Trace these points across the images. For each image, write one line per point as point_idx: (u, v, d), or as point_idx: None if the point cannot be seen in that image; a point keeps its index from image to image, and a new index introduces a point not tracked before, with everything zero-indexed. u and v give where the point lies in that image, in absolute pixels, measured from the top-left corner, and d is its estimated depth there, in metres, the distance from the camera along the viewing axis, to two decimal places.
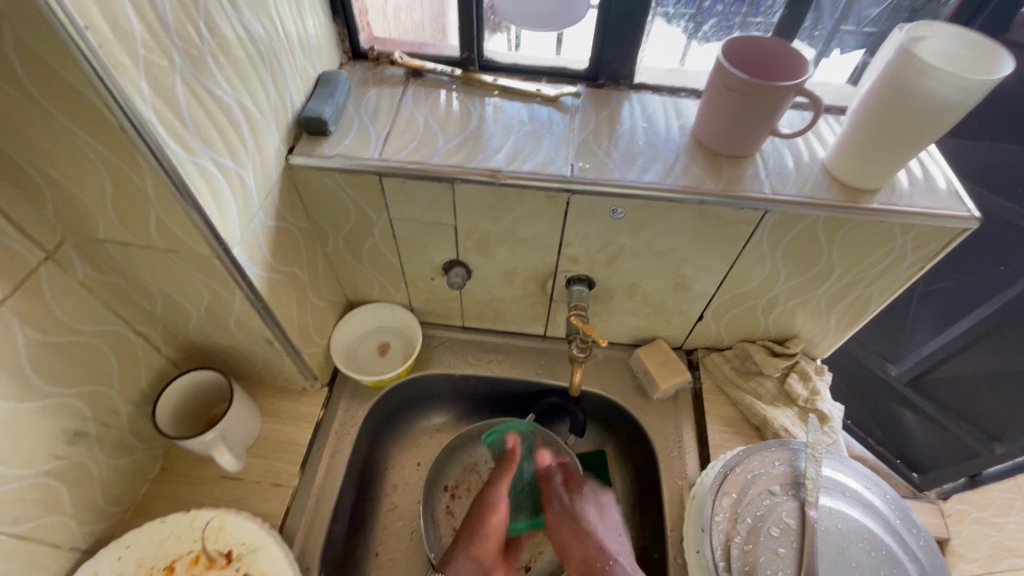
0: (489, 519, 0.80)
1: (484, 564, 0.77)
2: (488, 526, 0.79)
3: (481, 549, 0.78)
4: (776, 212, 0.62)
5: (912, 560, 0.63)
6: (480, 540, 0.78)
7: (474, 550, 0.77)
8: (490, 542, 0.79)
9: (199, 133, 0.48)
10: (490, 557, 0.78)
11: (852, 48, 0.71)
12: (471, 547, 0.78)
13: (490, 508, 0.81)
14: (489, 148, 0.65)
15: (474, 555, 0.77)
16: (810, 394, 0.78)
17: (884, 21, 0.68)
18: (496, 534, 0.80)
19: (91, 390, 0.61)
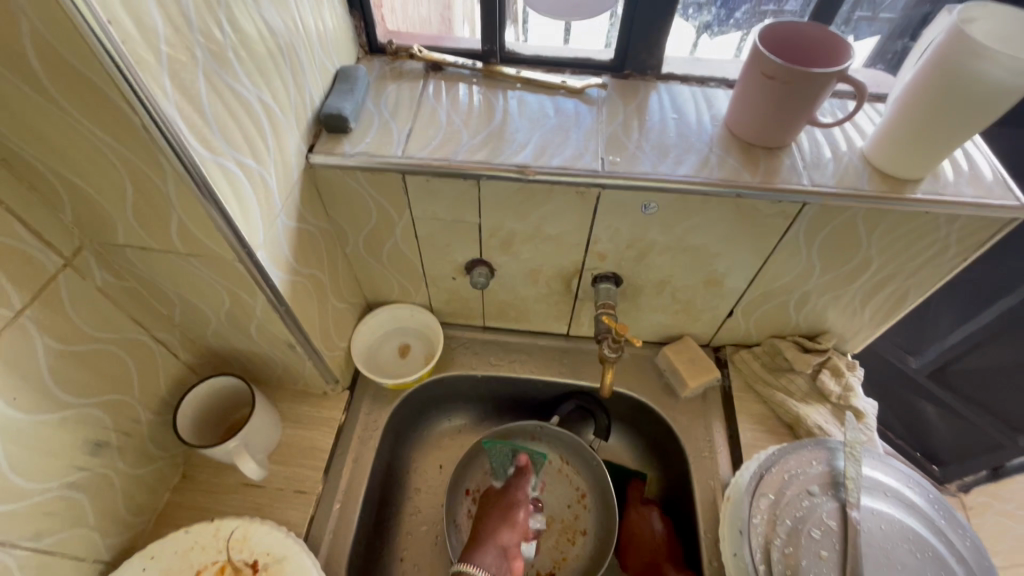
0: (515, 513, 0.77)
1: (507, 556, 0.73)
2: (513, 520, 0.76)
3: (507, 540, 0.74)
4: (816, 205, 0.60)
5: (960, 562, 0.61)
6: (509, 530, 0.75)
7: (501, 542, 0.74)
8: (516, 534, 0.75)
9: (221, 131, 0.46)
10: (513, 551, 0.74)
11: (866, 35, 0.69)
12: (497, 535, 0.74)
13: (515, 504, 0.78)
14: (515, 143, 0.63)
15: (500, 547, 0.73)
16: (843, 390, 0.76)
17: (900, 9, 0.66)
18: (521, 531, 0.76)
19: (112, 399, 0.59)
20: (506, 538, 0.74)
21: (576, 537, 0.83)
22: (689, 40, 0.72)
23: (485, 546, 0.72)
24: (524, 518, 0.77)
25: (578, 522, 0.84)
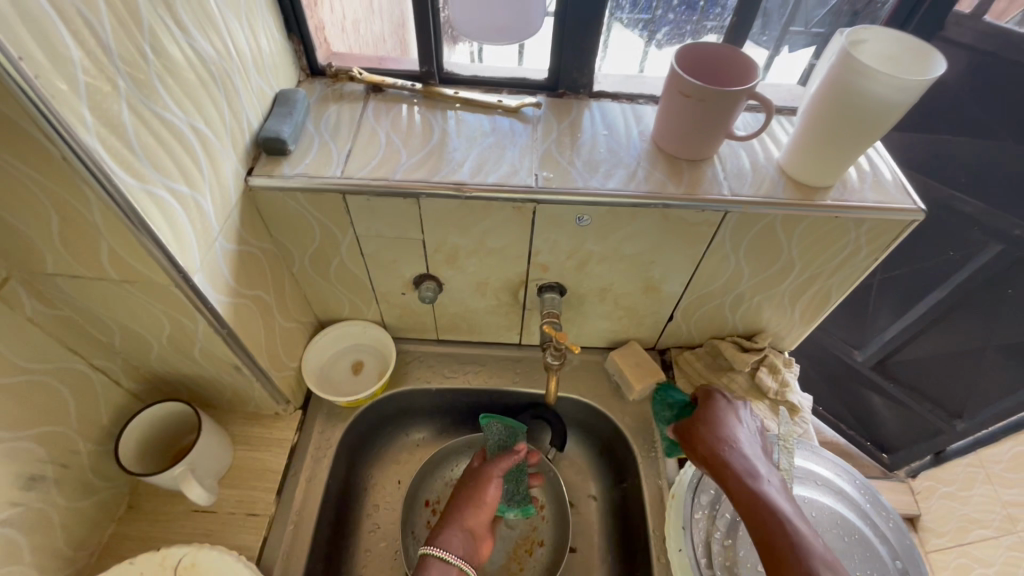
0: (483, 492, 0.77)
1: (475, 537, 0.74)
2: (481, 499, 0.76)
3: (472, 521, 0.75)
4: (737, 213, 0.64)
5: (882, 541, 0.65)
6: (474, 512, 0.75)
7: (466, 522, 0.74)
8: (483, 514, 0.76)
9: (149, 160, 0.47)
10: (481, 531, 0.75)
11: (801, 47, 0.74)
12: (463, 517, 0.74)
13: (483, 481, 0.78)
14: (453, 162, 0.65)
15: (466, 528, 0.74)
16: (780, 386, 0.80)
17: (828, 23, 0.71)
18: (488, 510, 0.76)
19: (47, 431, 0.58)
20: (471, 520, 0.75)
21: (534, 548, 0.84)
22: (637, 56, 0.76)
23: (450, 530, 0.73)
24: (492, 496, 0.77)
25: (536, 533, 0.85)
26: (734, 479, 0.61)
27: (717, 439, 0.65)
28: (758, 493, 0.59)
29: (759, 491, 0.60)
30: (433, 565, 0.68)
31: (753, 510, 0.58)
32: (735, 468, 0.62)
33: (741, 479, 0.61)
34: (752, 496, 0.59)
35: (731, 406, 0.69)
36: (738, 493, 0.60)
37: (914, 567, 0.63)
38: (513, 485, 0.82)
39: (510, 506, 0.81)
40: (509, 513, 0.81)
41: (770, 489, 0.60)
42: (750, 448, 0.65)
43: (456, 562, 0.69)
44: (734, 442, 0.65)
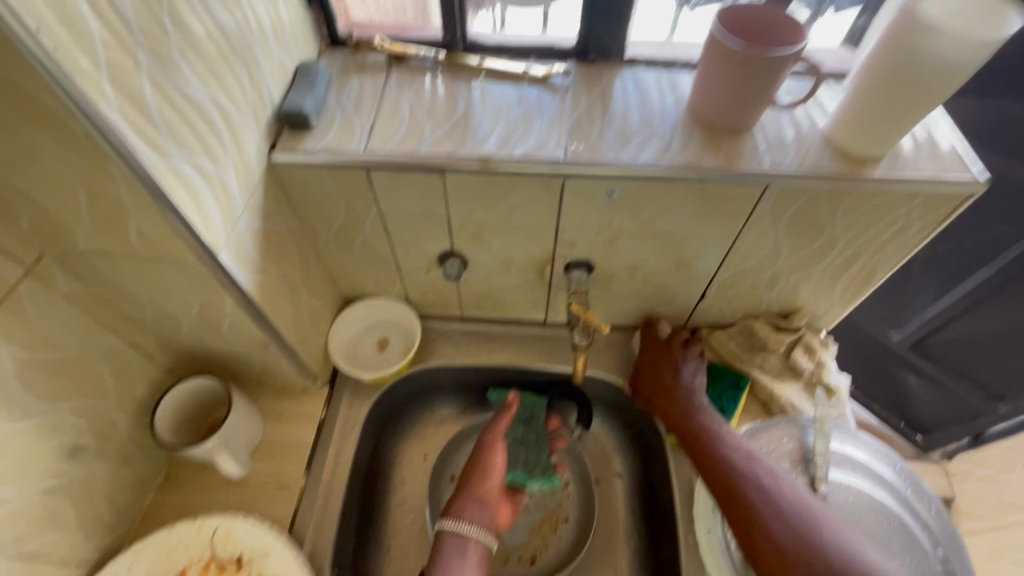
0: (488, 458, 0.77)
1: (489, 503, 0.74)
2: (488, 466, 0.76)
3: (483, 488, 0.74)
4: (778, 186, 0.60)
5: (924, 529, 0.63)
6: (481, 482, 0.75)
7: (476, 491, 0.74)
8: (492, 482, 0.75)
9: (172, 135, 0.46)
10: (493, 498, 0.75)
11: (848, 5, 0.68)
12: (473, 487, 0.74)
13: (487, 447, 0.78)
14: (479, 134, 0.63)
15: (477, 496, 0.74)
16: (816, 366, 0.77)
17: None
18: (497, 475, 0.76)
19: (86, 404, 0.60)
20: (479, 489, 0.74)
21: (559, 524, 0.84)
22: (670, 18, 0.70)
23: (464, 501, 0.73)
24: (498, 459, 0.77)
25: (561, 509, 0.85)
26: (666, 408, 0.74)
27: (649, 377, 0.78)
28: (685, 415, 0.72)
29: (686, 413, 0.72)
30: (450, 542, 0.68)
31: (684, 429, 0.71)
32: (666, 398, 0.75)
33: (671, 406, 0.74)
34: (681, 420, 0.72)
35: (660, 346, 0.80)
36: (672, 419, 0.73)
37: (956, 554, 0.62)
38: (535, 455, 0.80)
39: (533, 477, 0.79)
40: (534, 485, 0.78)
41: (695, 408, 0.72)
42: (679, 377, 0.76)
43: (473, 533, 0.69)
44: (677, 387, 0.75)
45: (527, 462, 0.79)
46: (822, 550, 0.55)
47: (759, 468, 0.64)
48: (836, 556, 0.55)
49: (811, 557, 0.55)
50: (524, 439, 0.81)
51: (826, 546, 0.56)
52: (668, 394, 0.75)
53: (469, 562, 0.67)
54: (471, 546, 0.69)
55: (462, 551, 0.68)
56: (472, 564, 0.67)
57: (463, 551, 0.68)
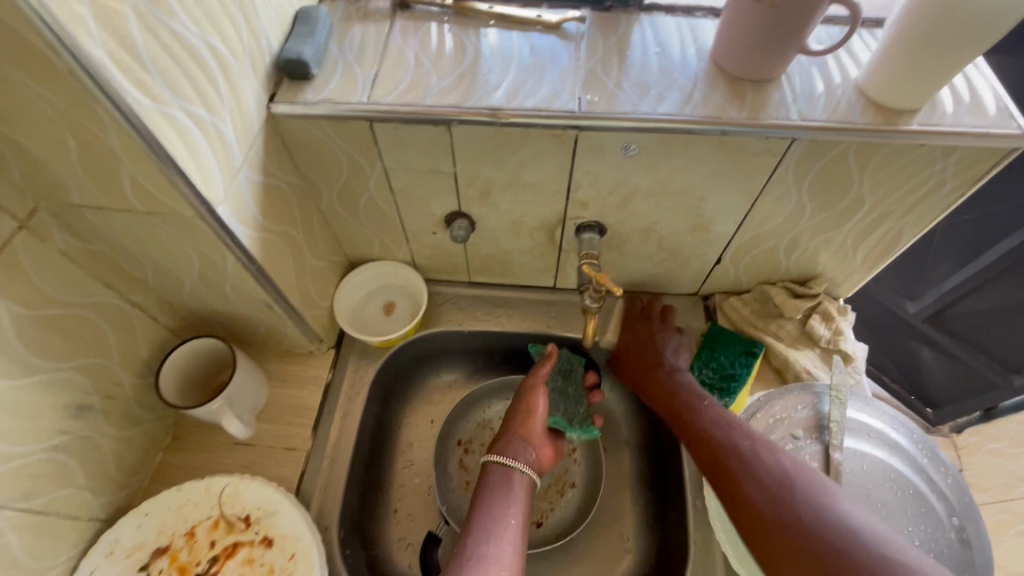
0: (532, 401, 0.76)
1: (533, 443, 0.73)
2: (532, 408, 0.76)
3: (528, 428, 0.74)
4: (805, 139, 0.56)
5: (940, 498, 0.61)
6: (523, 423, 0.74)
7: (521, 430, 0.73)
8: (535, 424, 0.75)
9: (164, 79, 0.44)
10: (538, 438, 0.74)
11: None
12: (517, 428, 0.74)
13: (530, 391, 0.77)
14: (488, 84, 0.60)
15: (521, 434, 0.73)
16: (833, 334, 0.74)
17: None
18: (540, 418, 0.75)
19: (89, 362, 0.59)
20: (523, 429, 0.74)
21: (565, 489, 0.83)
22: None
23: (508, 440, 0.72)
24: (542, 402, 0.76)
25: (568, 474, 0.84)
26: (651, 393, 0.75)
27: (633, 363, 0.79)
28: (669, 396, 0.72)
29: (670, 394, 0.72)
30: (495, 475, 0.68)
31: (669, 411, 0.71)
32: (649, 383, 0.75)
33: (654, 391, 0.74)
34: (664, 403, 0.72)
35: (637, 326, 0.80)
36: (658, 402, 0.73)
37: (972, 523, 0.60)
38: (574, 406, 0.82)
39: (572, 427, 0.81)
40: (573, 434, 0.80)
41: (677, 388, 0.71)
42: (659, 357, 0.76)
43: (519, 466, 0.69)
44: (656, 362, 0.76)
45: (566, 412, 0.82)
46: (794, 509, 0.53)
47: (737, 433, 0.62)
48: (810, 514, 0.52)
49: (785, 519, 0.53)
50: (563, 390, 0.83)
51: (796, 503, 0.53)
52: (651, 378, 0.75)
53: (515, 493, 0.67)
54: (517, 478, 0.68)
55: (508, 482, 0.67)
56: (518, 496, 0.67)
57: (509, 483, 0.67)
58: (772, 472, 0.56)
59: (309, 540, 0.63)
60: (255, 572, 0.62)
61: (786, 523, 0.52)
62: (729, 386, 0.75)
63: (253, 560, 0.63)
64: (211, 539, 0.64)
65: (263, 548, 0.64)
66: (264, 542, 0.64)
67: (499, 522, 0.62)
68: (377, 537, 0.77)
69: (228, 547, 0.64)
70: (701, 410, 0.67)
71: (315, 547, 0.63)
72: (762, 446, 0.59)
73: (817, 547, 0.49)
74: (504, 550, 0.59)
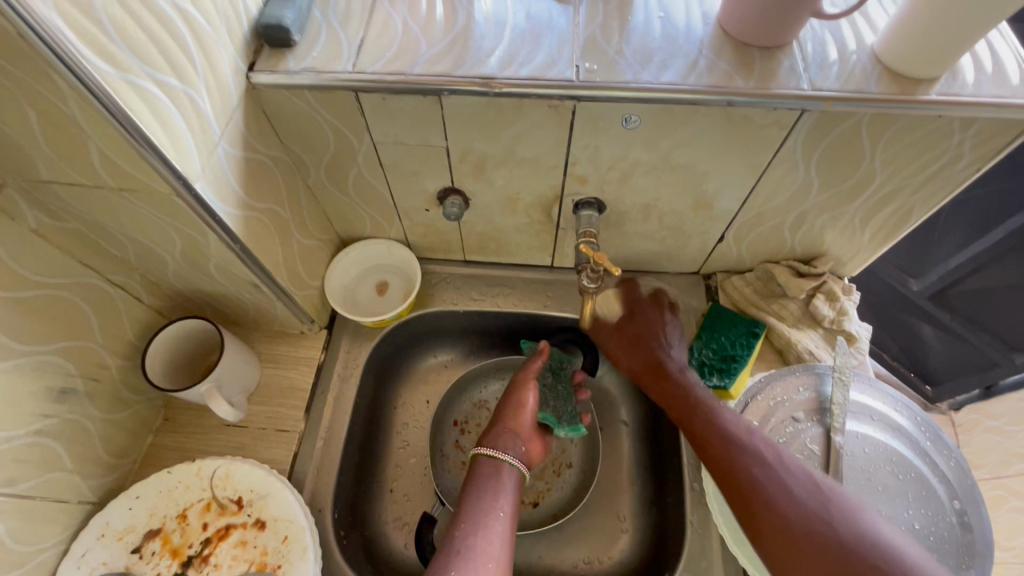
0: (521, 396, 0.76)
1: (523, 437, 0.73)
2: (521, 402, 0.75)
3: (517, 423, 0.73)
4: (816, 111, 0.53)
5: (942, 481, 0.60)
6: (513, 417, 0.74)
7: (510, 424, 0.73)
8: (524, 418, 0.74)
9: (127, 44, 0.41)
10: (526, 432, 0.74)
11: None
12: (505, 421, 0.74)
13: (519, 385, 0.77)
14: (481, 51, 0.56)
15: (510, 428, 0.73)
16: (837, 314, 0.72)
17: None
18: (530, 412, 0.75)
19: (71, 345, 0.58)
20: (513, 423, 0.73)
21: (563, 470, 0.83)
22: None
23: (497, 433, 0.72)
24: (530, 397, 0.76)
25: (564, 455, 0.84)
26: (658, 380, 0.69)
27: (638, 345, 0.73)
28: (681, 386, 0.66)
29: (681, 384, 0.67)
30: (484, 465, 0.68)
31: (676, 402, 0.66)
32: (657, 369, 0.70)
33: (664, 377, 0.69)
34: (675, 390, 0.67)
35: (649, 311, 0.75)
36: (664, 391, 0.68)
37: (973, 507, 0.59)
38: (563, 404, 0.79)
39: (560, 425, 0.77)
40: (562, 432, 0.77)
41: (688, 381, 0.67)
42: (666, 347, 0.72)
43: (507, 458, 0.68)
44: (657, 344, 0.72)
45: (555, 408, 0.78)
46: (790, 507, 0.52)
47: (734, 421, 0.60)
48: (805, 512, 0.51)
49: (821, 534, 0.49)
50: (553, 388, 0.80)
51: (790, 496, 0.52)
52: (661, 365, 0.70)
53: (504, 485, 0.66)
54: (505, 469, 0.68)
55: (496, 473, 0.67)
56: (506, 488, 0.66)
57: (497, 475, 0.67)
58: (802, 485, 0.53)
59: (301, 523, 0.62)
60: (248, 555, 0.62)
61: (822, 539, 0.49)
62: (729, 366, 0.73)
63: (246, 542, 0.63)
64: (203, 522, 0.64)
65: (256, 530, 0.63)
66: (257, 525, 0.63)
67: (490, 514, 0.62)
68: (372, 517, 0.76)
69: (220, 530, 0.63)
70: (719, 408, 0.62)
71: (307, 529, 0.62)
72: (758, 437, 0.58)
73: (861, 571, 0.46)
74: (492, 542, 0.59)
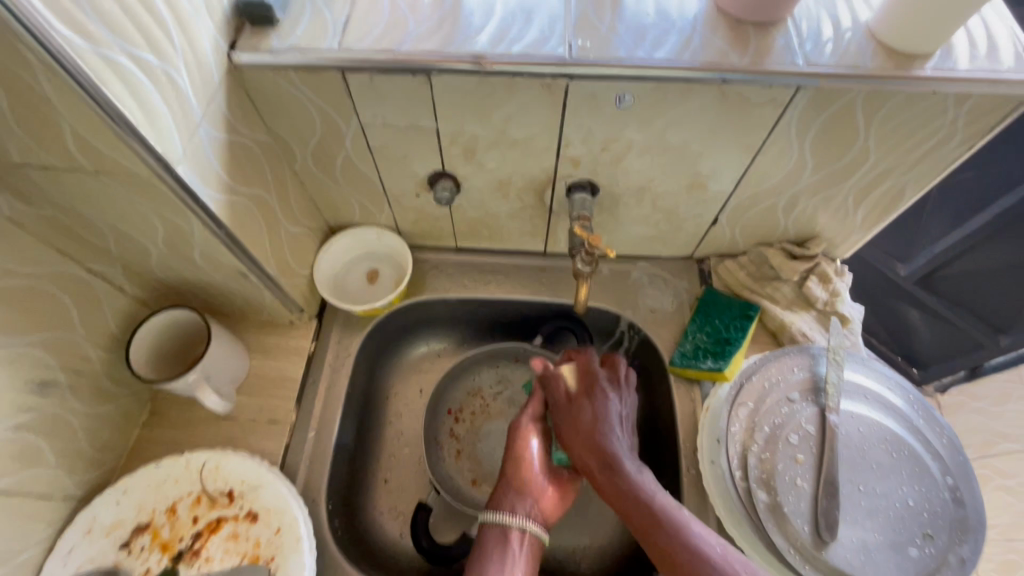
0: (523, 444, 0.68)
1: (533, 493, 0.64)
2: (522, 452, 0.67)
3: (521, 478, 0.65)
4: (810, 88, 0.53)
5: (935, 459, 0.61)
6: (516, 465, 0.66)
7: (515, 481, 0.65)
8: (529, 470, 0.66)
9: (101, 18, 0.39)
10: (536, 484, 0.65)
11: None
12: (507, 477, 0.66)
13: (517, 431, 0.69)
14: (470, 29, 0.55)
15: (516, 485, 0.65)
16: (830, 296, 0.72)
17: None
18: (535, 462, 0.67)
19: (51, 336, 0.56)
20: (517, 478, 0.65)
21: None
22: None
23: (502, 492, 0.64)
24: (531, 427, 0.69)
25: None
26: (608, 475, 0.59)
27: (590, 428, 0.62)
28: (634, 488, 0.56)
29: (634, 483, 0.57)
30: (490, 531, 0.60)
31: (630, 507, 0.56)
32: (609, 460, 0.59)
33: (616, 472, 0.58)
34: (628, 486, 0.57)
35: (603, 391, 0.66)
36: (610, 490, 0.58)
37: (966, 483, 0.59)
38: None
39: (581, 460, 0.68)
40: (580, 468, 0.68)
41: (641, 478, 0.57)
42: (618, 429, 0.63)
43: (514, 521, 0.60)
44: (598, 412, 0.64)
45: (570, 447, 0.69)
46: None
47: (658, 498, 0.55)
48: None
49: None
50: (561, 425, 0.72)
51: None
52: (611, 457, 0.59)
53: (515, 552, 0.58)
54: (515, 534, 0.60)
55: (504, 539, 0.59)
56: (516, 555, 0.58)
57: (505, 541, 0.59)
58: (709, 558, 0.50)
59: (295, 515, 0.61)
60: (240, 547, 0.61)
61: None
62: (723, 349, 0.72)
63: (238, 535, 0.61)
64: (194, 515, 0.62)
65: (249, 522, 0.62)
66: (249, 517, 0.62)
67: None
68: (366, 507, 0.75)
69: (211, 523, 0.62)
70: (678, 516, 0.53)
71: (301, 520, 0.61)
72: (678, 514, 0.54)
73: None
74: None
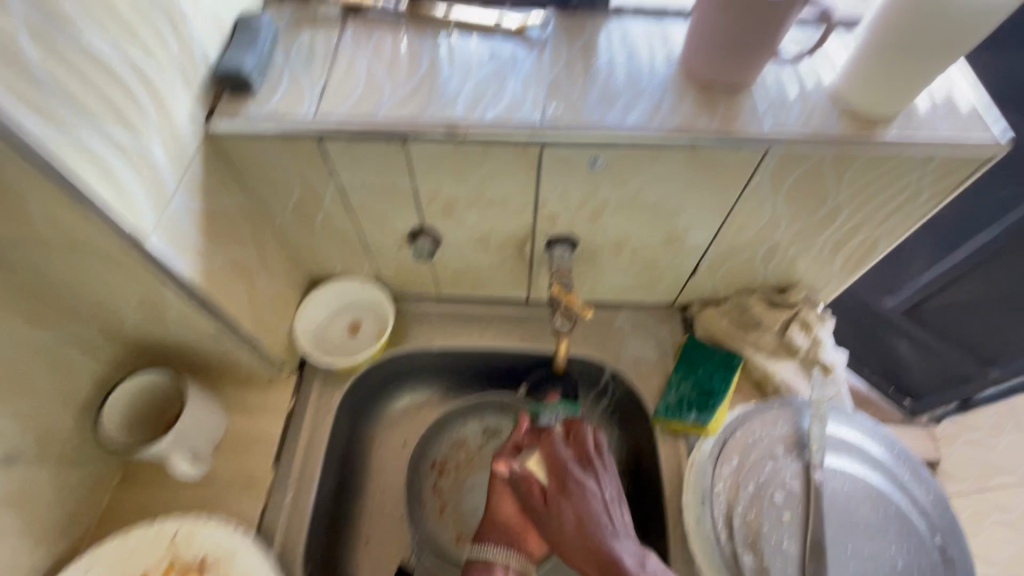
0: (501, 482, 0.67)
1: (514, 530, 0.65)
2: (501, 491, 0.66)
3: (502, 515, 0.65)
4: (779, 151, 0.54)
5: (922, 515, 0.60)
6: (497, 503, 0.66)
7: (498, 519, 0.65)
8: (509, 507, 0.66)
9: (73, 105, 0.40)
10: (517, 520, 0.66)
11: None
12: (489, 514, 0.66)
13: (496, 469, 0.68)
14: (446, 96, 0.56)
15: (499, 525, 0.65)
16: (812, 344, 0.72)
17: None
18: (514, 500, 0.66)
19: (17, 406, 0.54)
20: (500, 515, 0.65)
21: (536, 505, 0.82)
22: None
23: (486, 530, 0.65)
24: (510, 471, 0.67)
25: None
26: None
27: (579, 530, 0.60)
28: None
29: None
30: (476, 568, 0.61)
31: None
32: (609, 566, 0.57)
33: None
34: None
35: (577, 479, 0.64)
36: None
37: (953, 540, 0.59)
38: None
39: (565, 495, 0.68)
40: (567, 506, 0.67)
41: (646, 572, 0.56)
42: (606, 515, 0.61)
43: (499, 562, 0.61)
44: (583, 510, 0.62)
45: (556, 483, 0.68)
46: None
47: None
48: None
49: None
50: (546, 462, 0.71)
51: None
52: (607, 556, 0.58)
53: None
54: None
55: None
56: None
57: None
58: None
59: None
60: None
61: None
62: (707, 401, 0.71)
63: None
64: None
65: None
66: None
67: None
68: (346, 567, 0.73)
69: None
70: None
71: None
72: None
73: None
74: None
